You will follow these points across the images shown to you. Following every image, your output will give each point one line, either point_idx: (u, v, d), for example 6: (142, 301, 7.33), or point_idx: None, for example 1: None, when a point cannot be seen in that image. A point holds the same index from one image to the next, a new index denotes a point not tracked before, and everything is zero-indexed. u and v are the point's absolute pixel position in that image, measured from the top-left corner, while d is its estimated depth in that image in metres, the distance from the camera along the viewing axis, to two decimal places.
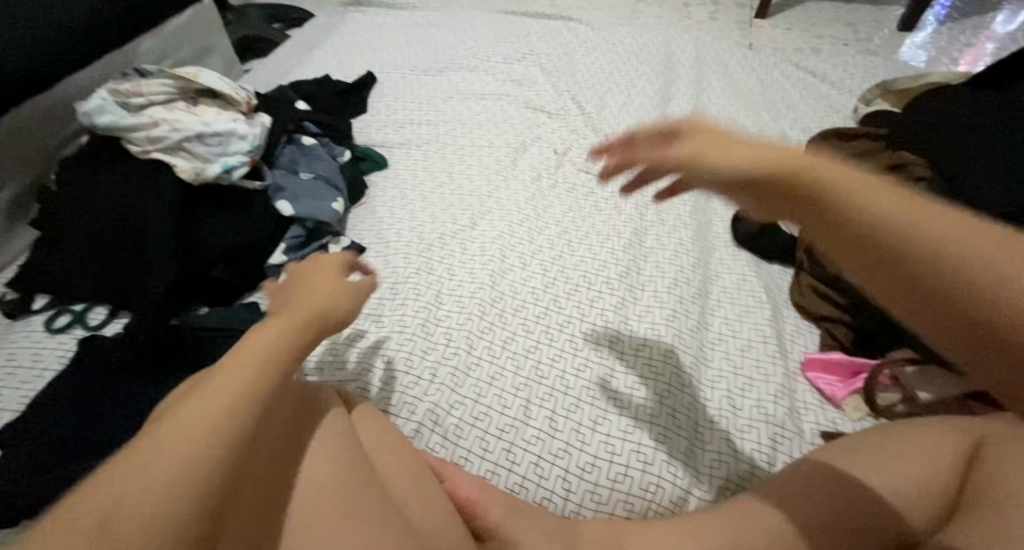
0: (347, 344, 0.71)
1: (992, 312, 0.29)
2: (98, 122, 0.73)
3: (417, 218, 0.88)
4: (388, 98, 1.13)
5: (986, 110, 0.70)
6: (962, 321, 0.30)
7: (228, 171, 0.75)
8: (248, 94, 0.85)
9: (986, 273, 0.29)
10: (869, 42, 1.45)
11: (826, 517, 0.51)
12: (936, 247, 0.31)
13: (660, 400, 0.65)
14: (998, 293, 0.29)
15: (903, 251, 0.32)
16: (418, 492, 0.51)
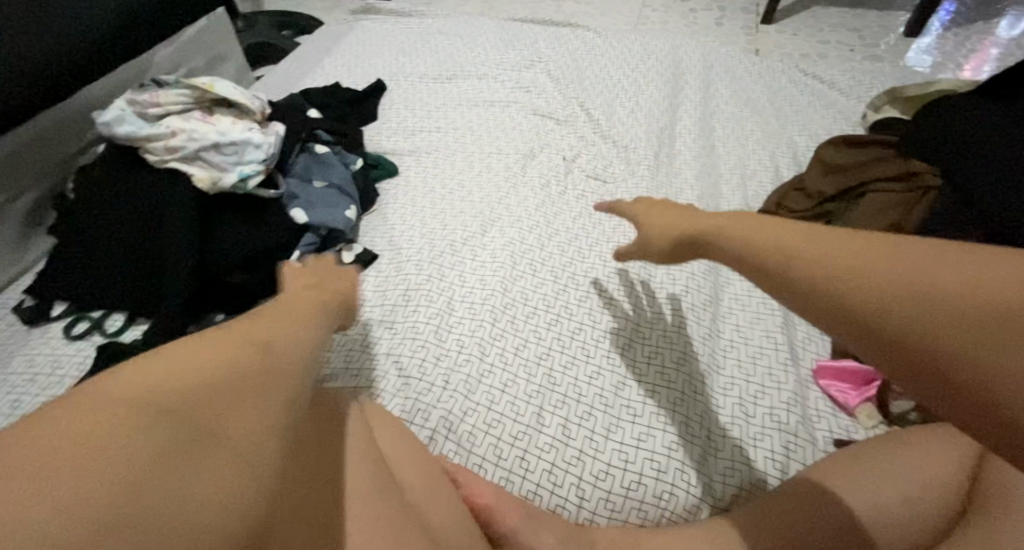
0: (361, 351, 0.72)
1: (965, 370, 0.26)
2: (117, 132, 0.74)
3: (428, 225, 0.88)
4: (398, 105, 1.14)
5: (996, 113, 0.70)
6: (951, 390, 0.27)
7: (244, 180, 0.76)
8: (262, 104, 0.86)
9: (917, 332, 0.28)
10: (875, 48, 1.45)
11: (841, 524, 0.51)
12: (895, 308, 0.29)
13: (673, 408, 0.66)
14: (961, 351, 0.27)
15: (852, 314, 0.31)
16: (436, 499, 0.51)
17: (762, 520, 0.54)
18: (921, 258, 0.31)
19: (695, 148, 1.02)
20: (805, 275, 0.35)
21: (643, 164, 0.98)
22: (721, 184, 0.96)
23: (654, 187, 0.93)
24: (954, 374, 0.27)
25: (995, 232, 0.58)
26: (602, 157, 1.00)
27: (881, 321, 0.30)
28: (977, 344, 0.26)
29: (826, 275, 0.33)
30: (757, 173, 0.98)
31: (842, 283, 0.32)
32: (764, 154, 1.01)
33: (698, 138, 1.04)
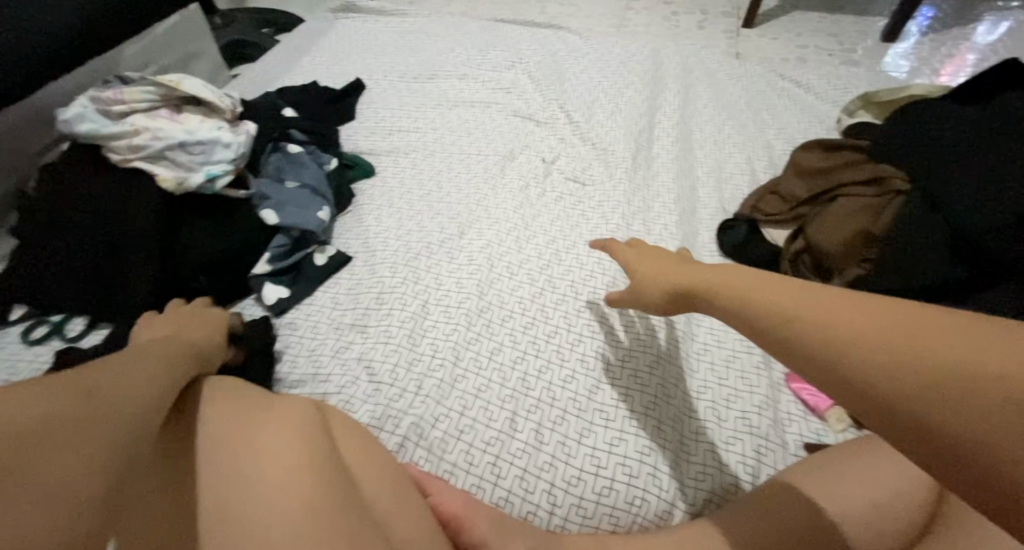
0: (331, 356, 0.70)
1: (966, 432, 0.23)
2: (78, 130, 0.71)
3: (404, 227, 0.87)
4: (376, 105, 1.12)
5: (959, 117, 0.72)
6: (946, 453, 0.24)
7: (212, 180, 0.74)
8: (232, 102, 0.84)
9: (887, 390, 0.26)
10: (853, 53, 1.47)
11: (814, 530, 0.51)
12: (863, 360, 0.27)
13: (646, 413, 0.65)
14: (951, 420, 0.23)
15: (825, 366, 0.29)
16: (401, 510, 0.50)
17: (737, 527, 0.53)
18: (932, 324, 0.27)
19: (674, 151, 1.02)
20: (797, 339, 0.31)
21: (621, 166, 0.97)
22: (699, 187, 0.96)
23: (632, 189, 0.93)
24: (949, 440, 0.24)
25: (971, 239, 0.60)
26: (581, 159, 1.00)
27: (863, 381, 0.27)
28: (964, 406, 0.23)
29: (814, 331, 0.30)
30: (734, 176, 0.98)
31: (830, 340, 0.29)
32: (742, 157, 1.02)
33: (677, 141, 1.04)
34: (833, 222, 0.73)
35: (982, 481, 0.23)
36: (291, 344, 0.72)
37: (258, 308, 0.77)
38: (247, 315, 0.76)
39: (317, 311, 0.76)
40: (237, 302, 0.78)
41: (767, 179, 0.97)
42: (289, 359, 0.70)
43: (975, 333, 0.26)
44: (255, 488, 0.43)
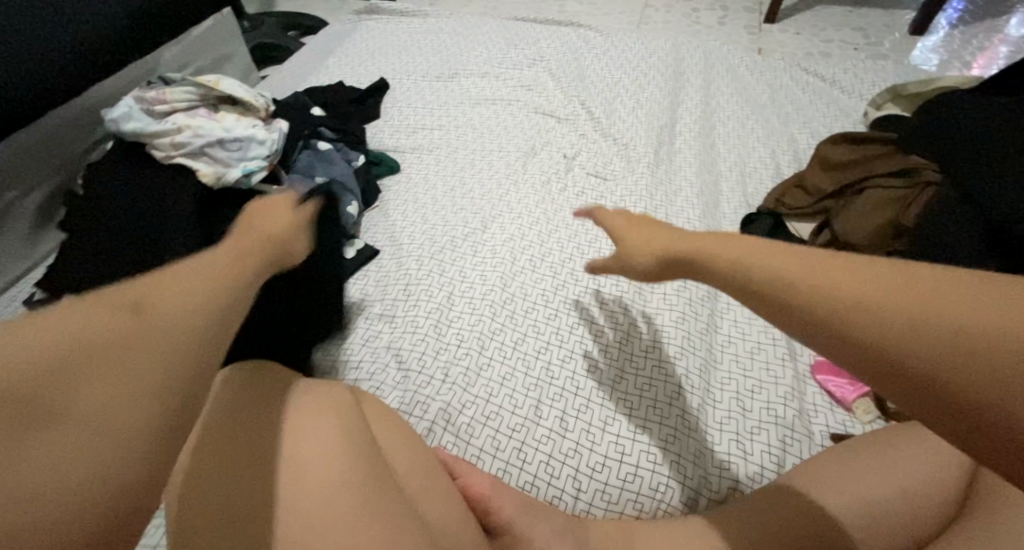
0: (362, 344, 0.73)
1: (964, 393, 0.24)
2: (124, 127, 0.75)
3: (429, 222, 0.89)
4: (401, 103, 1.15)
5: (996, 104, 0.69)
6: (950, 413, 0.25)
7: (248, 176, 0.77)
8: (266, 101, 0.88)
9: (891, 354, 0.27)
10: (879, 47, 1.45)
11: (838, 517, 0.51)
12: (870, 323, 0.28)
13: (670, 402, 0.66)
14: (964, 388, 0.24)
15: (830, 333, 0.30)
16: (431, 492, 0.52)
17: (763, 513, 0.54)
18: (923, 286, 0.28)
19: (695, 145, 1.02)
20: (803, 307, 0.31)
21: (643, 161, 0.98)
22: (722, 181, 0.97)
23: (654, 183, 0.94)
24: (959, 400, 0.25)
25: (994, 223, 0.58)
26: (602, 155, 1.01)
27: (871, 347, 0.28)
28: (971, 372, 0.24)
29: (837, 300, 0.29)
30: (757, 170, 0.98)
31: (836, 317, 0.29)
32: (765, 151, 1.01)
33: (699, 136, 1.05)
34: (863, 213, 0.75)
35: (985, 433, 0.24)
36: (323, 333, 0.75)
37: None
38: None
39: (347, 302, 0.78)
40: None
41: (790, 173, 0.97)
42: (322, 347, 0.73)
43: (966, 304, 0.26)
44: (286, 459, 0.45)
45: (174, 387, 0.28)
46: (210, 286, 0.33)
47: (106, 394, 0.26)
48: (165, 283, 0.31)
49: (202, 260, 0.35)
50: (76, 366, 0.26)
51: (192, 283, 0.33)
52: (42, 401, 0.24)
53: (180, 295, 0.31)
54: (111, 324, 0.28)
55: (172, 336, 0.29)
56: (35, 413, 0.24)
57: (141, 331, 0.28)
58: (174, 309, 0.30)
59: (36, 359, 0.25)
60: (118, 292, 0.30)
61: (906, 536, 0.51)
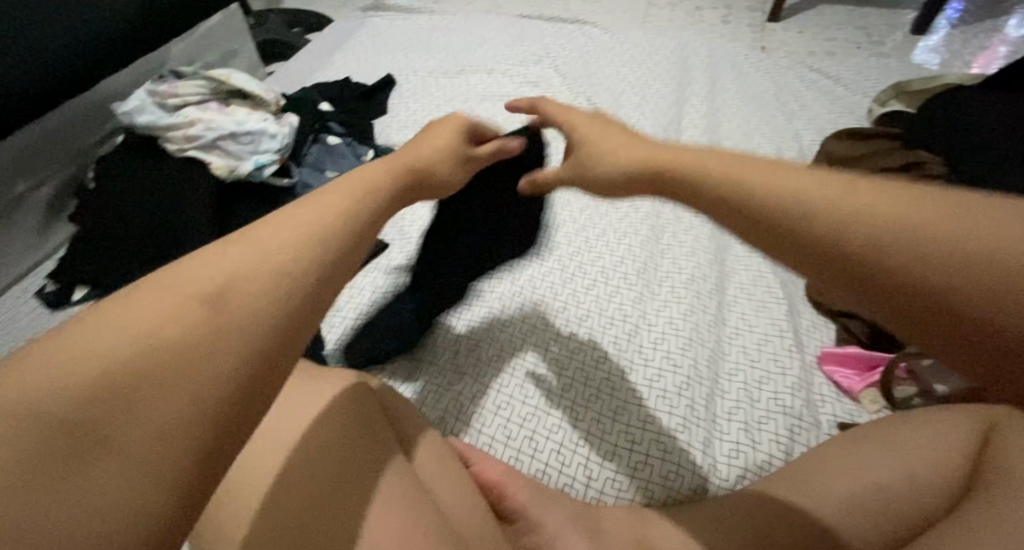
0: (374, 335, 0.73)
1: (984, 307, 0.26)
2: (138, 120, 0.76)
3: (439, 215, 0.90)
4: (408, 100, 1.15)
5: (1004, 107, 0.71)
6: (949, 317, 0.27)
7: (260, 168, 0.78)
8: (277, 96, 0.88)
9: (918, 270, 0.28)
10: (882, 45, 1.46)
11: (848, 502, 0.52)
12: (887, 239, 0.29)
13: (679, 391, 0.67)
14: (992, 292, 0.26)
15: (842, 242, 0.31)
16: (446, 479, 0.52)
17: (773, 499, 0.54)
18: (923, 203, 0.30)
19: (701, 141, 1.03)
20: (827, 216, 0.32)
21: None
22: None
23: None
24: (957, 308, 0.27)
25: None
26: None
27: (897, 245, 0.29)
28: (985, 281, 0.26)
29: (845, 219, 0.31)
30: None
31: (862, 241, 0.30)
32: (770, 147, 1.02)
33: (704, 131, 1.05)
34: None
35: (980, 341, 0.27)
36: (335, 324, 0.75)
37: None
38: None
39: (358, 294, 0.79)
40: None
41: None
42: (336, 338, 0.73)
43: (973, 226, 0.28)
44: (292, 438, 0.44)
45: (239, 380, 0.25)
46: (288, 259, 0.30)
47: (172, 389, 0.23)
48: (241, 258, 0.29)
49: (292, 222, 0.32)
50: (141, 358, 0.23)
51: (271, 254, 0.29)
52: (108, 399, 0.22)
53: (257, 275, 0.28)
54: (179, 310, 0.25)
55: (243, 321, 0.26)
56: (99, 411, 0.22)
57: (210, 318, 0.25)
58: (246, 292, 0.27)
59: (99, 352, 0.22)
60: (194, 271, 0.27)
61: (918, 520, 0.51)
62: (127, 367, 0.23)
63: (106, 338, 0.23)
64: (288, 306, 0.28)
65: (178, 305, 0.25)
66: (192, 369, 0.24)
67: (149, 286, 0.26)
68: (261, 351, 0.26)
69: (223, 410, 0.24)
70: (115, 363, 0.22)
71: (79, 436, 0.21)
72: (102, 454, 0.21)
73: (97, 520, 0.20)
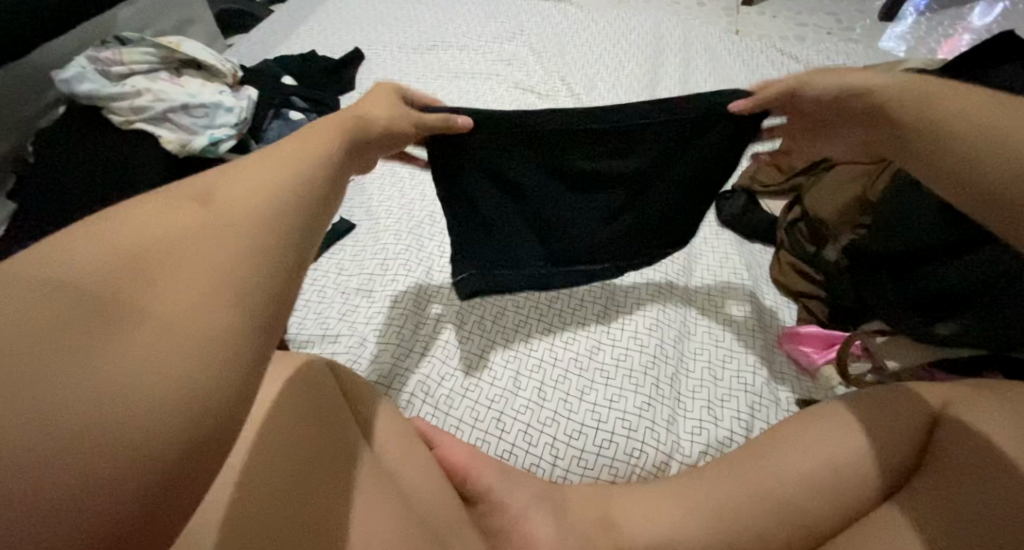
0: (338, 318, 0.71)
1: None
2: (79, 89, 0.71)
3: (406, 195, 0.88)
4: (376, 75, 1.12)
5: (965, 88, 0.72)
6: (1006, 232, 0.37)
7: (215, 143, 0.75)
8: (233, 67, 0.84)
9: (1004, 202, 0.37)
10: (851, 32, 1.48)
11: (804, 477, 0.53)
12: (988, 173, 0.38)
13: (645, 371, 0.67)
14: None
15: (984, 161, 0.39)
16: (411, 459, 0.51)
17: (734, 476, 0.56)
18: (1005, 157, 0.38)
19: None
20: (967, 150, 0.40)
21: None
22: None
23: None
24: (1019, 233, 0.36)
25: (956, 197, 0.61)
26: None
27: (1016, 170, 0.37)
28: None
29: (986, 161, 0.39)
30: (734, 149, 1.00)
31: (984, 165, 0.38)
32: None
33: None
34: (832, 189, 0.75)
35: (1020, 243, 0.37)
36: (298, 306, 0.73)
37: None
38: None
39: (321, 276, 0.77)
40: None
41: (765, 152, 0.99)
42: (298, 321, 0.71)
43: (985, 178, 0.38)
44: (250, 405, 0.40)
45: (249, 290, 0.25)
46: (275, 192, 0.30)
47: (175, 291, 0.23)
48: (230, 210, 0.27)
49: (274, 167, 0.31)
50: (136, 263, 0.23)
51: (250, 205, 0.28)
52: (116, 287, 0.21)
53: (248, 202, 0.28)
54: (172, 224, 0.25)
55: (242, 232, 0.26)
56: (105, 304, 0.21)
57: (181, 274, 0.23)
58: (236, 213, 0.27)
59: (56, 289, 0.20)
60: (184, 195, 0.27)
61: (869, 491, 0.53)
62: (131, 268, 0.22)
63: (102, 245, 0.22)
64: (280, 233, 0.28)
65: (176, 220, 0.25)
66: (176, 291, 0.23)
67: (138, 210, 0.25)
68: (266, 271, 0.26)
69: (237, 314, 0.24)
70: (109, 264, 0.22)
71: (89, 318, 0.20)
72: (116, 340, 0.20)
73: (113, 403, 0.19)
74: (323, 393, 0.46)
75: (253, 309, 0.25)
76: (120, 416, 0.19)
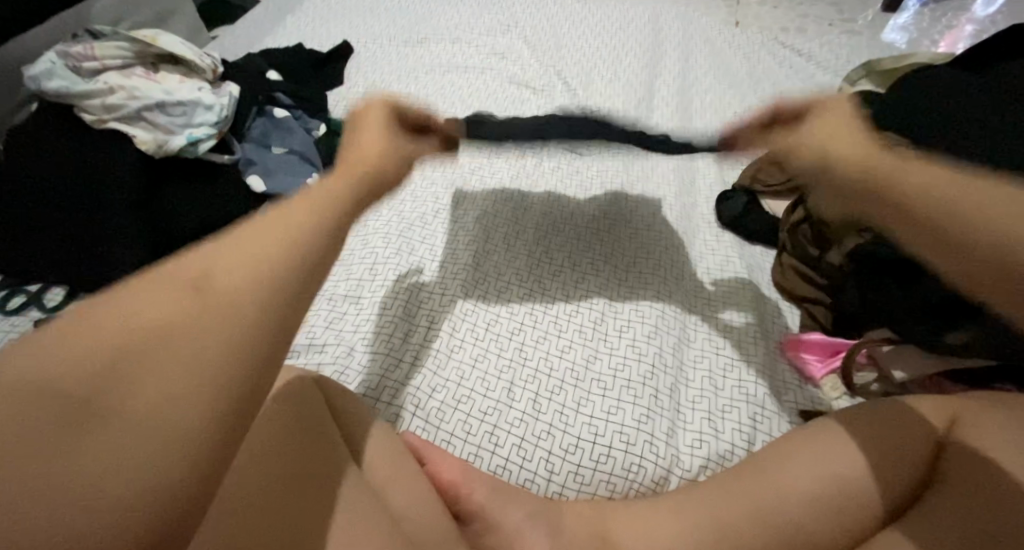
0: (325, 327, 0.69)
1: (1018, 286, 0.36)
2: (47, 87, 0.68)
3: (396, 196, 0.84)
4: (365, 69, 1.08)
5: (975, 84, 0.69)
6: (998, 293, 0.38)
7: (194, 143, 0.72)
8: (214, 61, 0.81)
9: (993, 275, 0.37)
10: (853, 23, 1.44)
11: (812, 495, 0.51)
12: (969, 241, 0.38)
13: (644, 381, 0.65)
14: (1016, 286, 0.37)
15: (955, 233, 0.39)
16: (401, 480, 0.49)
17: (735, 493, 0.53)
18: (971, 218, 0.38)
19: (673, 120, 1.00)
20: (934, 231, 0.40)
21: None
22: (698, 158, 0.95)
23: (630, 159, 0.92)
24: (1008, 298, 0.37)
25: None
26: None
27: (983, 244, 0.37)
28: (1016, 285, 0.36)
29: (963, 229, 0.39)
30: None
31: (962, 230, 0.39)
32: (741, 127, 1.00)
33: (676, 110, 1.02)
34: None
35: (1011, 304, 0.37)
36: None
37: None
38: None
39: None
40: None
41: None
42: None
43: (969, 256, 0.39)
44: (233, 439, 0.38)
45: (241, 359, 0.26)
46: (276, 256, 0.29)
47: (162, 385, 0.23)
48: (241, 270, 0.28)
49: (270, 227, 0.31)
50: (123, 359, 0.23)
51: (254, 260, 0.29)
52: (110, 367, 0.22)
53: (247, 276, 0.28)
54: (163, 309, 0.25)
55: (235, 312, 0.26)
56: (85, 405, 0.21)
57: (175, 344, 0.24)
58: (241, 284, 0.27)
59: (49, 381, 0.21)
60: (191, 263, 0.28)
61: (881, 509, 0.50)
62: (113, 368, 0.22)
63: (85, 340, 0.22)
64: (274, 308, 0.28)
65: (173, 301, 0.25)
66: (171, 355, 0.24)
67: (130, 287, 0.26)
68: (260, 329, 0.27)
69: (215, 406, 0.24)
70: (94, 363, 0.22)
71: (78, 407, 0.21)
72: (90, 447, 0.21)
73: (83, 518, 0.19)
74: (308, 411, 0.43)
75: (234, 398, 0.25)
76: (87, 528, 0.19)
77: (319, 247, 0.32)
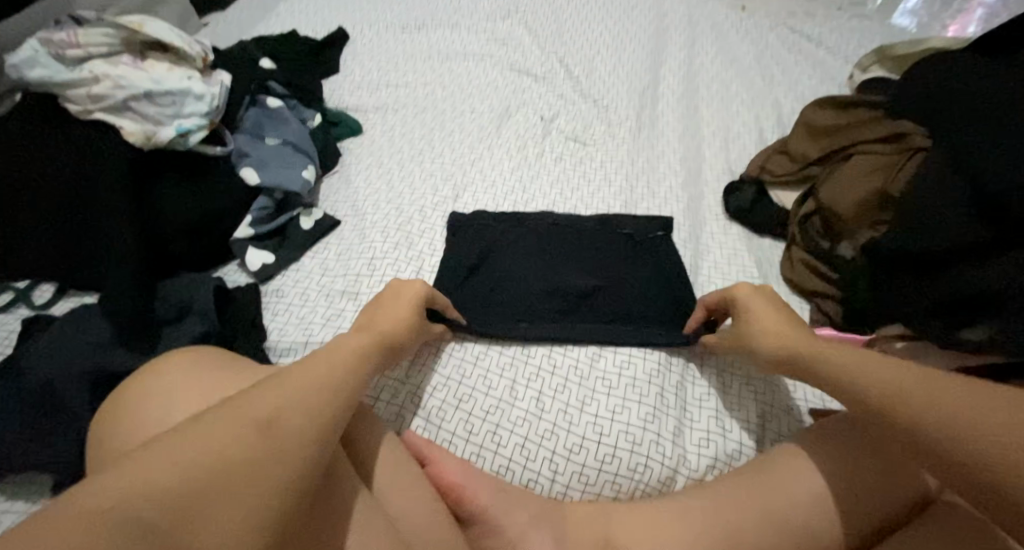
0: (322, 323, 0.67)
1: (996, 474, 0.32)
2: (31, 76, 0.66)
3: (395, 189, 0.82)
4: (361, 57, 1.05)
5: (995, 66, 0.65)
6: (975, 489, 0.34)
7: (184, 135, 0.69)
8: (204, 49, 0.78)
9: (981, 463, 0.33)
10: (863, 6, 1.40)
11: (824, 497, 0.50)
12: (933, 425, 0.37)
13: (650, 379, 0.63)
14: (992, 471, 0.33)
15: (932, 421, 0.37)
16: (401, 483, 0.47)
17: (744, 493, 0.51)
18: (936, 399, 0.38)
19: (678, 109, 0.98)
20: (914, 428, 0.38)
21: (624, 126, 0.93)
22: (705, 148, 0.92)
23: (635, 149, 0.90)
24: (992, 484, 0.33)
25: (986, 196, 0.54)
26: (581, 118, 0.95)
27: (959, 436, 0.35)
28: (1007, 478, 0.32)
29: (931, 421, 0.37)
30: (741, 136, 0.94)
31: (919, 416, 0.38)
32: (749, 116, 0.97)
33: (682, 98, 1.00)
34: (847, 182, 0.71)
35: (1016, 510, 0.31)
36: (279, 311, 0.69)
37: (242, 275, 0.73)
38: (230, 282, 0.72)
39: (305, 277, 0.72)
40: (220, 268, 0.74)
41: (774, 138, 0.94)
42: (279, 327, 0.67)
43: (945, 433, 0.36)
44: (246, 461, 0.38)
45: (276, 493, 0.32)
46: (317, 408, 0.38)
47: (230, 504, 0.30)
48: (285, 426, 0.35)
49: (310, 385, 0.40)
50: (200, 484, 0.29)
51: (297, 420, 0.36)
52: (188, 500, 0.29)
53: (296, 424, 0.36)
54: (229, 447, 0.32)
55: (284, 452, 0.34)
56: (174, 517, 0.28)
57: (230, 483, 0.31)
58: (286, 440, 0.35)
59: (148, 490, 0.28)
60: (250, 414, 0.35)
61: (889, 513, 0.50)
62: (191, 492, 0.29)
63: (164, 470, 0.29)
64: (314, 446, 0.36)
65: (240, 442, 0.33)
66: (230, 488, 0.30)
67: (193, 426, 0.33)
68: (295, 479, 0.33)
69: (270, 517, 0.31)
70: (176, 489, 0.29)
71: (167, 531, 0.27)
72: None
73: None
74: None
75: (281, 513, 0.32)
76: None
77: (343, 421, 0.40)
